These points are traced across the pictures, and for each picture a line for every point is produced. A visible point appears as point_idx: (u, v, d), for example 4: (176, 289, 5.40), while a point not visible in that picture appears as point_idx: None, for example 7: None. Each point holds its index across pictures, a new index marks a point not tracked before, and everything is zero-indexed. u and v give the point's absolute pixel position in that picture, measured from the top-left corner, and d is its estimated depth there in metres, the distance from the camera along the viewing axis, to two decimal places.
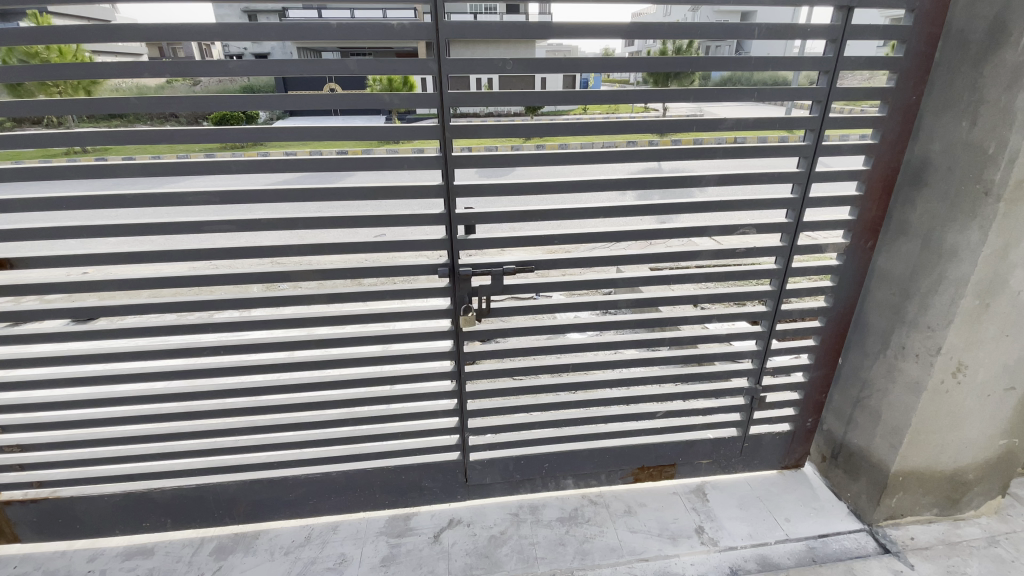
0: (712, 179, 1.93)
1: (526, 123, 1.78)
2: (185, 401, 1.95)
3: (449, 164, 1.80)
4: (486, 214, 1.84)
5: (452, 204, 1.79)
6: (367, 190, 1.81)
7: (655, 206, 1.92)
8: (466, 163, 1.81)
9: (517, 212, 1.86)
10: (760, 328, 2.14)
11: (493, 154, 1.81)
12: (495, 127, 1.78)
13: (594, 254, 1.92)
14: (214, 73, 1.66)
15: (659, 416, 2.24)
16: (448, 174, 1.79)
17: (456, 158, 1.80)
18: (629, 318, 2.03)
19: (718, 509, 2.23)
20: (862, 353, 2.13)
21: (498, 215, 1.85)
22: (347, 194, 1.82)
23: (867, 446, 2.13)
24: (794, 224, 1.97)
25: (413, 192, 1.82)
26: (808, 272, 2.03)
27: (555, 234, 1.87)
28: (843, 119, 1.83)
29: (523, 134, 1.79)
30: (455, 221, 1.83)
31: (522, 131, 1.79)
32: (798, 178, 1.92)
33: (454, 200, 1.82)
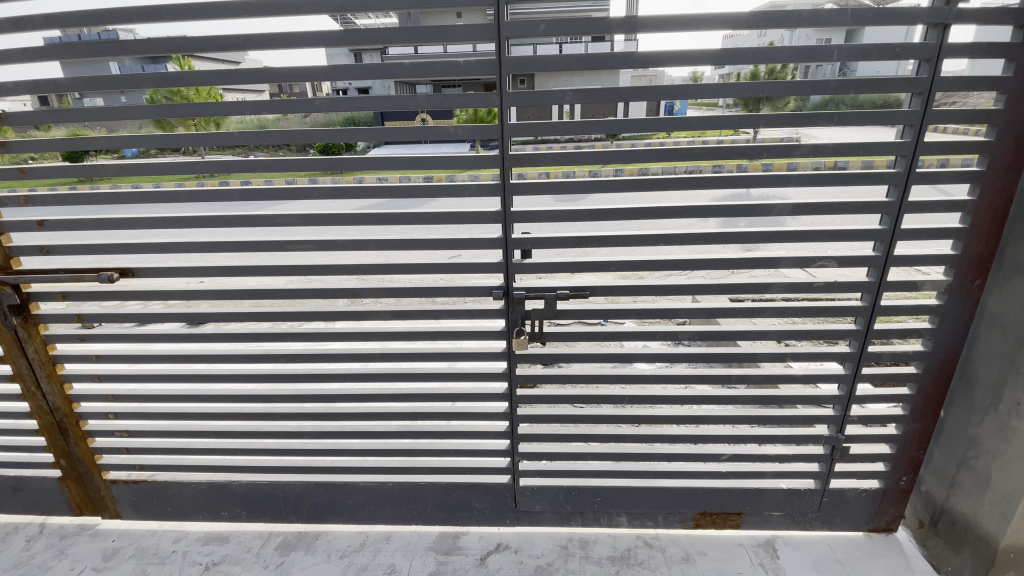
0: (786, 208, 1.82)
1: (583, 151, 1.80)
2: (263, 403, 2.13)
3: (507, 191, 1.85)
4: (545, 239, 1.86)
5: (510, 229, 1.84)
6: (433, 214, 1.91)
7: (726, 235, 1.83)
8: (525, 189, 1.86)
9: (575, 237, 1.85)
10: (843, 370, 1.94)
11: (553, 181, 1.84)
12: (557, 156, 1.80)
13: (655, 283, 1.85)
14: (324, 108, 1.84)
15: (725, 460, 2.08)
16: (506, 201, 1.86)
17: (517, 185, 1.85)
18: (693, 350, 1.93)
19: (789, 568, 2.05)
20: (967, 407, 1.87)
21: (556, 241, 1.85)
22: (414, 217, 1.92)
23: (972, 515, 1.85)
24: (883, 257, 1.79)
25: (474, 217, 1.90)
26: (901, 312, 1.82)
27: (613, 261, 1.84)
28: (938, 143, 1.67)
29: (583, 161, 1.80)
30: (512, 246, 1.87)
31: (580, 158, 1.80)
32: (887, 209, 1.76)
33: (512, 225, 1.87)
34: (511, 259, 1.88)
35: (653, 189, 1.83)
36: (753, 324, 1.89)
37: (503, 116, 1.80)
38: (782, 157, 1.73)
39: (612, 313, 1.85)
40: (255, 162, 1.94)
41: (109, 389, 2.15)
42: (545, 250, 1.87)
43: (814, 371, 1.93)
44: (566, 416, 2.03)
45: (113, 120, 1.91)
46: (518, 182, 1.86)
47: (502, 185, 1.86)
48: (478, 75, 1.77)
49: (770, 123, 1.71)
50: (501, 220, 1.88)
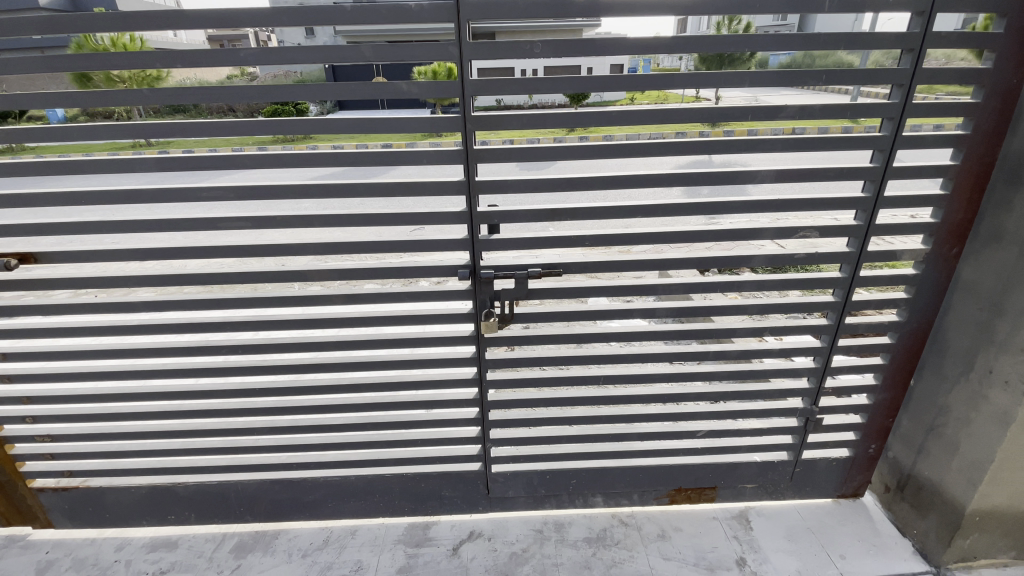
0: (768, 176, 1.67)
1: (552, 113, 1.61)
2: (206, 399, 1.93)
3: (469, 157, 1.66)
4: (513, 212, 1.69)
5: (474, 201, 1.65)
6: (387, 184, 1.70)
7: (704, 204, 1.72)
8: (489, 156, 1.67)
9: (544, 208, 1.69)
10: (819, 343, 1.89)
11: (521, 147, 1.66)
12: (524, 118, 1.61)
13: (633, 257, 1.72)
14: (269, 61, 1.57)
15: (700, 436, 2.03)
16: (469, 169, 1.67)
17: (481, 151, 1.66)
18: (671, 326, 1.83)
19: (762, 539, 2.05)
20: (938, 375, 1.87)
21: (524, 214, 1.68)
22: (366, 188, 1.72)
23: (940, 480, 1.87)
24: (864, 227, 1.71)
25: (433, 187, 1.70)
26: (879, 282, 1.77)
27: (587, 235, 1.70)
28: (925, 106, 1.58)
29: (554, 125, 1.62)
30: (477, 221, 1.69)
31: (550, 121, 1.62)
32: (871, 175, 1.67)
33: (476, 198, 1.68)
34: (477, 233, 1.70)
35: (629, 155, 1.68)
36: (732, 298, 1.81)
37: (463, 72, 1.59)
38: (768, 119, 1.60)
39: (587, 291, 1.71)
40: (196, 125, 1.66)
41: (23, 391, 1.89)
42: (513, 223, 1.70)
43: (792, 344, 1.88)
44: (539, 399, 1.92)
45: (24, 75, 1.60)
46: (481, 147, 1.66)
47: (464, 151, 1.66)
48: (431, 24, 1.55)
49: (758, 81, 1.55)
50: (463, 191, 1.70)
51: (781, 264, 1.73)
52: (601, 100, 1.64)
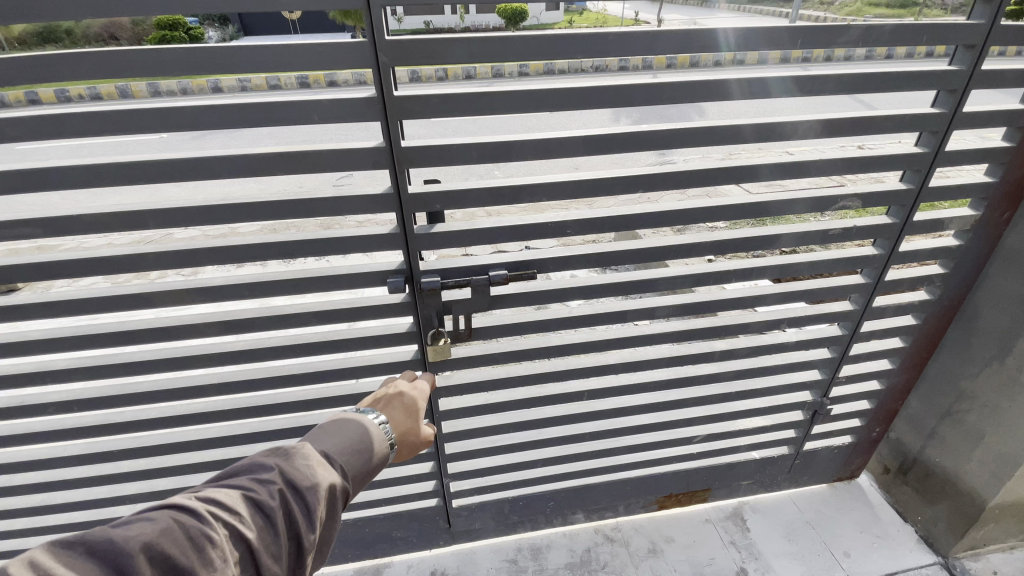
0: (812, 129, 1.22)
1: (517, 33, 0.98)
2: (46, 467, 1.38)
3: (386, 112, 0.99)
4: (464, 191, 1.09)
5: (400, 178, 1.05)
6: (255, 156, 1.00)
7: (733, 168, 1.22)
8: (420, 109, 1.01)
9: (510, 184, 1.11)
10: (838, 331, 1.54)
11: (472, 93, 1.02)
12: (474, 43, 0.98)
13: (631, 244, 1.25)
14: None
15: (697, 441, 1.72)
16: (387, 132, 1.02)
17: (406, 100, 1.00)
18: (672, 325, 1.42)
19: (761, 542, 1.83)
20: (963, 358, 1.61)
21: (478, 194, 1.10)
22: (216, 164, 1.00)
23: (955, 469, 1.69)
24: (916, 192, 1.33)
25: (333, 158, 1.03)
26: (917, 257, 1.44)
27: (570, 220, 1.16)
28: (1018, 26, 1.15)
29: (520, 57, 1.00)
30: (408, 208, 1.08)
31: (514, 49, 0.99)
32: (936, 125, 1.25)
33: (404, 173, 1.05)
34: (411, 228, 1.11)
35: (637, 101, 1.10)
36: (748, 287, 1.41)
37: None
38: (825, 45, 1.11)
39: (568, 294, 1.26)
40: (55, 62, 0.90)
41: None
42: (466, 208, 1.13)
43: (810, 335, 1.54)
44: (508, 424, 1.50)
45: None
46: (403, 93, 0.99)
47: (376, 103, 0.99)
48: None
49: None
50: (384, 166, 1.05)
51: (815, 244, 1.32)
52: (540, 22, 1.07)
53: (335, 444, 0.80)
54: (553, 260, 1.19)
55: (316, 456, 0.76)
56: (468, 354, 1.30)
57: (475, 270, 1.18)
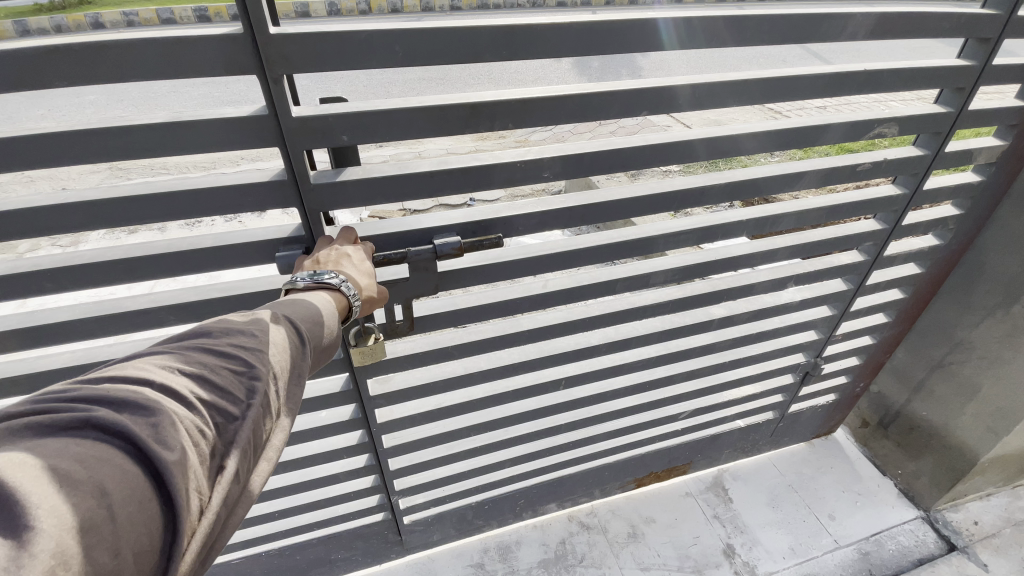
0: (866, 23, 0.86)
1: None
2: None
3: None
4: (387, 113, 0.70)
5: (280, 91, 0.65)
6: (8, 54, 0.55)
7: (772, 88, 0.89)
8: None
9: (462, 101, 0.73)
10: (841, 287, 1.35)
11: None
12: None
13: (623, 190, 0.93)
14: None
15: (682, 418, 1.51)
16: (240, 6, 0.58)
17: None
18: (667, 292, 1.16)
19: (744, 513, 1.69)
20: (961, 305, 1.46)
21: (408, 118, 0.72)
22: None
23: (944, 423, 1.60)
24: (953, 115, 1.07)
25: (155, 57, 0.59)
26: (938, 196, 1.22)
27: (549, 158, 0.82)
28: None
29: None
30: (301, 140, 0.70)
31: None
32: (989, 26, 0.95)
33: (282, 84, 0.65)
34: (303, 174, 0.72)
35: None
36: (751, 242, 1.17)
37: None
38: None
39: (541, 265, 0.95)
40: None
41: None
42: (389, 138, 0.73)
43: (813, 293, 1.33)
44: (471, 425, 1.21)
45: None
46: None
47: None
48: None
49: None
50: (244, 71, 0.63)
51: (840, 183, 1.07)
52: None
53: (304, 310, 0.58)
54: (524, 219, 0.87)
55: (289, 317, 0.55)
56: (413, 351, 0.98)
57: (419, 235, 0.82)
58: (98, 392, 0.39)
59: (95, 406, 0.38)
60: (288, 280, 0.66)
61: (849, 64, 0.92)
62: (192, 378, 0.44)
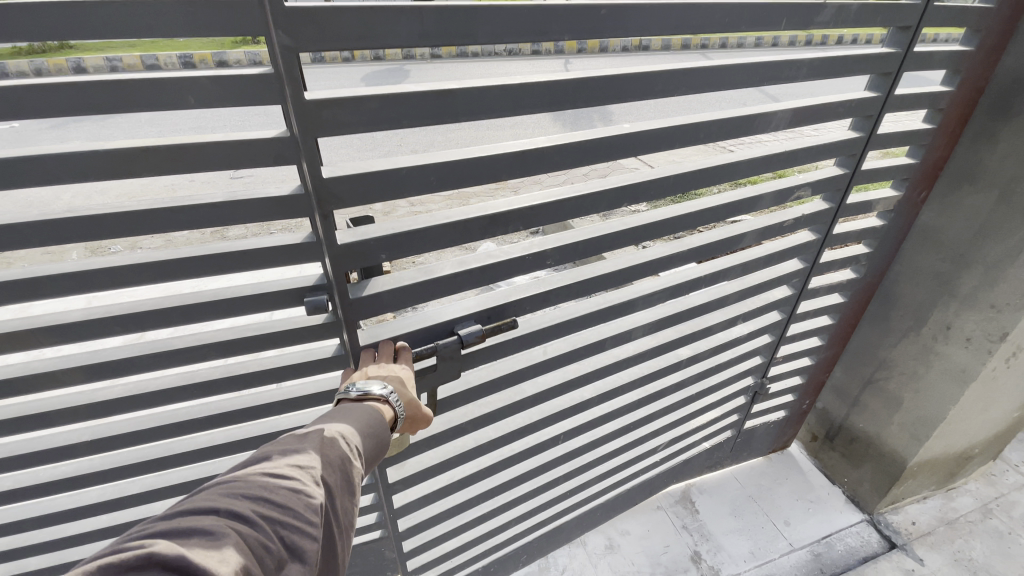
0: (785, 118, 1.15)
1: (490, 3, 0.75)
2: None
3: (294, 130, 0.72)
4: (421, 231, 0.92)
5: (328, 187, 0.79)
6: (106, 153, 0.67)
7: (702, 170, 1.15)
8: (351, 118, 0.76)
9: (483, 215, 0.96)
10: (775, 317, 1.57)
11: (428, 91, 0.78)
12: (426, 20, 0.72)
13: (605, 264, 1.17)
14: None
15: (659, 448, 1.73)
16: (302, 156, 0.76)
17: (330, 106, 0.74)
18: (646, 342, 1.40)
19: (710, 522, 1.86)
20: (882, 329, 1.71)
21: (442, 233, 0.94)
22: (44, 166, 0.66)
23: (877, 433, 1.81)
24: (849, 176, 1.32)
25: (222, 153, 0.72)
26: (849, 238, 1.46)
27: (550, 251, 1.06)
28: (950, 9, 1.14)
29: (493, 39, 0.78)
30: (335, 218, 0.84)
31: (484, 26, 0.76)
32: (869, 108, 1.22)
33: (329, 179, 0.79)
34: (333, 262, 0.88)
35: (628, 98, 0.95)
36: (710, 299, 1.41)
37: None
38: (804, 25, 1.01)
39: (542, 336, 1.16)
40: None
41: None
42: (424, 248, 0.95)
43: (757, 324, 1.55)
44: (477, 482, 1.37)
45: None
46: (319, 97, 0.73)
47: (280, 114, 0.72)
48: None
49: None
50: None
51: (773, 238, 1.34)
52: None
53: (348, 426, 0.71)
54: (507, 266, 1.06)
55: (339, 437, 0.67)
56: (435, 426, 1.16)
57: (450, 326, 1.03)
58: (172, 524, 0.48)
59: (171, 537, 0.47)
60: (340, 391, 0.82)
61: (773, 147, 1.21)
62: (252, 503, 0.53)
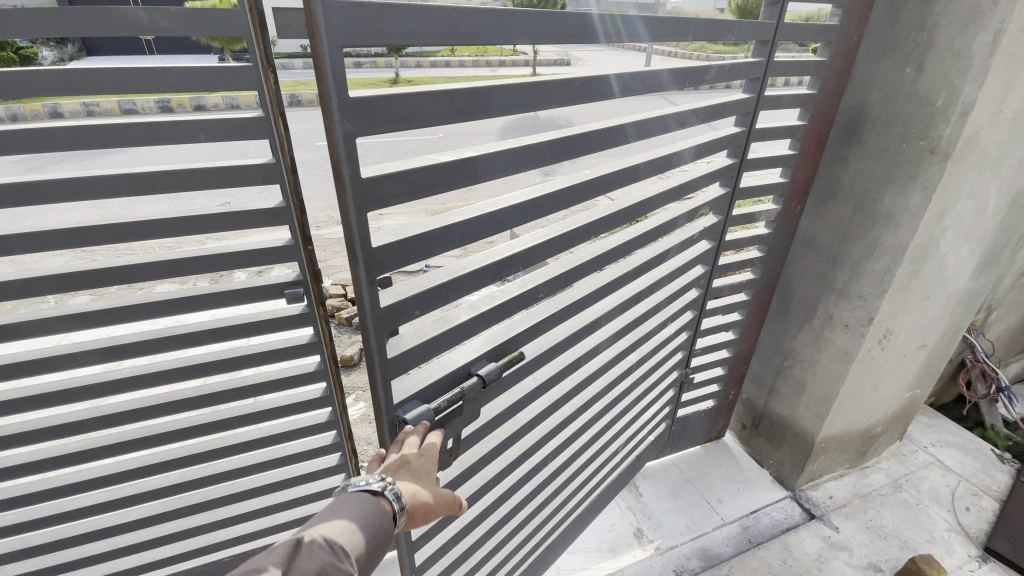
0: (691, 154, 1.42)
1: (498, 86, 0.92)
2: None
3: (349, 203, 0.81)
4: (448, 281, 1.00)
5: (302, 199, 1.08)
6: (140, 176, 0.94)
7: (638, 196, 1.38)
8: (398, 191, 0.87)
9: (494, 261, 1.07)
10: (689, 315, 1.84)
11: (454, 160, 0.92)
12: (454, 100, 0.88)
13: None
14: None
15: (622, 449, 1.89)
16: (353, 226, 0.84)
17: (380, 181, 0.84)
18: (608, 354, 1.58)
19: (652, 503, 2.07)
20: (785, 323, 2.01)
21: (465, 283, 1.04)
22: (85, 186, 0.90)
23: (791, 416, 2.08)
24: (730, 194, 1.63)
25: (223, 176, 0.99)
26: (741, 244, 1.76)
27: (542, 285, 1.20)
28: (789, 63, 1.47)
29: (504, 110, 0.95)
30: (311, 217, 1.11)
31: (495, 106, 0.93)
32: (736, 140, 1.53)
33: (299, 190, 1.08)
34: (309, 263, 1.16)
35: (590, 153, 1.15)
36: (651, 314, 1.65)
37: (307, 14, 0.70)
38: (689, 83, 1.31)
39: (533, 363, 1.28)
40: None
41: None
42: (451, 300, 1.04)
43: (680, 323, 1.81)
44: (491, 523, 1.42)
45: None
46: (373, 174, 0.83)
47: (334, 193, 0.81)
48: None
49: (695, 36, 1.23)
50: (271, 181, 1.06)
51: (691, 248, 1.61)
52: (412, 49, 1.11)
53: (334, 524, 0.77)
54: (512, 305, 1.16)
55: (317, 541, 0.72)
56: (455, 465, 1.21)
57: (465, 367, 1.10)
58: None
59: None
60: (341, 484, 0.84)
61: (683, 179, 1.48)
62: None
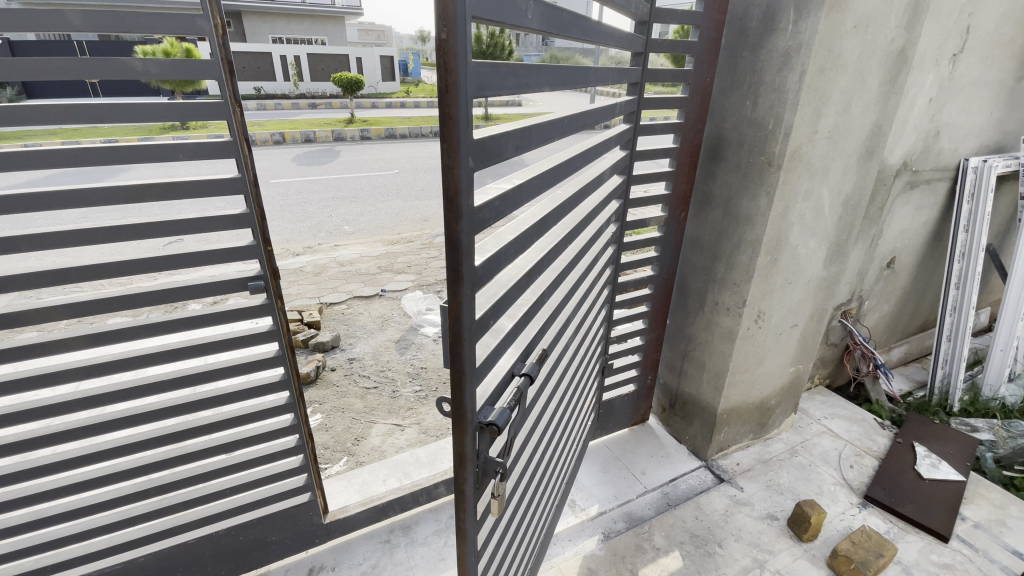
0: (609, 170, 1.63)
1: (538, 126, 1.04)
2: None
3: (462, 233, 0.83)
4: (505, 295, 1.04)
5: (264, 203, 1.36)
6: (130, 187, 1.22)
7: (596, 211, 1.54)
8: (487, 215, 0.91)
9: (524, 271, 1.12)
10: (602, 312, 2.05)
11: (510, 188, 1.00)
12: (517, 137, 0.98)
13: None
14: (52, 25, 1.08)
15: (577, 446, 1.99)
16: (460, 256, 0.85)
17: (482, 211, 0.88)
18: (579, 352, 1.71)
19: (583, 477, 2.35)
20: (684, 312, 2.39)
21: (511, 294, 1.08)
22: (89, 195, 1.18)
23: (697, 393, 2.42)
24: (621, 205, 1.92)
25: (200, 187, 1.30)
26: (637, 245, 2.12)
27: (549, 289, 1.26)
28: (657, 99, 1.84)
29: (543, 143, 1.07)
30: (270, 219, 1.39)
31: (535, 139, 1.04)
32: (622, 162, 1.80)
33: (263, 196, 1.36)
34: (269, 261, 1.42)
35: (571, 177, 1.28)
36: (591, 309, 1.87)
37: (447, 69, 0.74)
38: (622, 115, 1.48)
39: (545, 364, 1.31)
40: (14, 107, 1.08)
41: None
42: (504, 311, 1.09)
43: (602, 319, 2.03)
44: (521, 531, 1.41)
45: None
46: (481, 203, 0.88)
47: (446, 225, 0.83)
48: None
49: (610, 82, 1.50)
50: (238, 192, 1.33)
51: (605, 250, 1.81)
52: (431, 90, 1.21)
53: None
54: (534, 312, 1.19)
55: None
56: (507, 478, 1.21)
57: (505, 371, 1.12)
58: None
59: None
60: None
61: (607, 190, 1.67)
62: None
